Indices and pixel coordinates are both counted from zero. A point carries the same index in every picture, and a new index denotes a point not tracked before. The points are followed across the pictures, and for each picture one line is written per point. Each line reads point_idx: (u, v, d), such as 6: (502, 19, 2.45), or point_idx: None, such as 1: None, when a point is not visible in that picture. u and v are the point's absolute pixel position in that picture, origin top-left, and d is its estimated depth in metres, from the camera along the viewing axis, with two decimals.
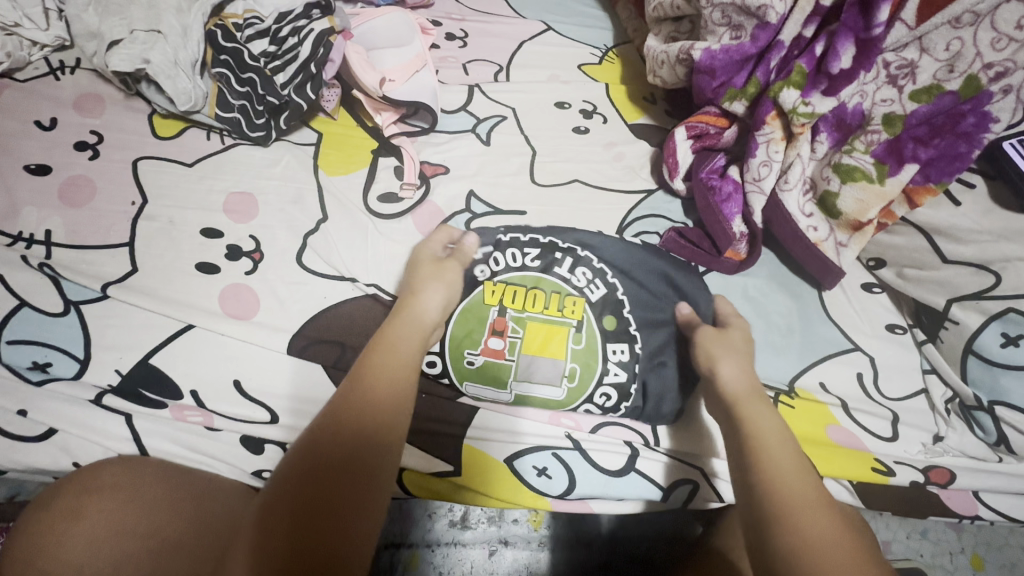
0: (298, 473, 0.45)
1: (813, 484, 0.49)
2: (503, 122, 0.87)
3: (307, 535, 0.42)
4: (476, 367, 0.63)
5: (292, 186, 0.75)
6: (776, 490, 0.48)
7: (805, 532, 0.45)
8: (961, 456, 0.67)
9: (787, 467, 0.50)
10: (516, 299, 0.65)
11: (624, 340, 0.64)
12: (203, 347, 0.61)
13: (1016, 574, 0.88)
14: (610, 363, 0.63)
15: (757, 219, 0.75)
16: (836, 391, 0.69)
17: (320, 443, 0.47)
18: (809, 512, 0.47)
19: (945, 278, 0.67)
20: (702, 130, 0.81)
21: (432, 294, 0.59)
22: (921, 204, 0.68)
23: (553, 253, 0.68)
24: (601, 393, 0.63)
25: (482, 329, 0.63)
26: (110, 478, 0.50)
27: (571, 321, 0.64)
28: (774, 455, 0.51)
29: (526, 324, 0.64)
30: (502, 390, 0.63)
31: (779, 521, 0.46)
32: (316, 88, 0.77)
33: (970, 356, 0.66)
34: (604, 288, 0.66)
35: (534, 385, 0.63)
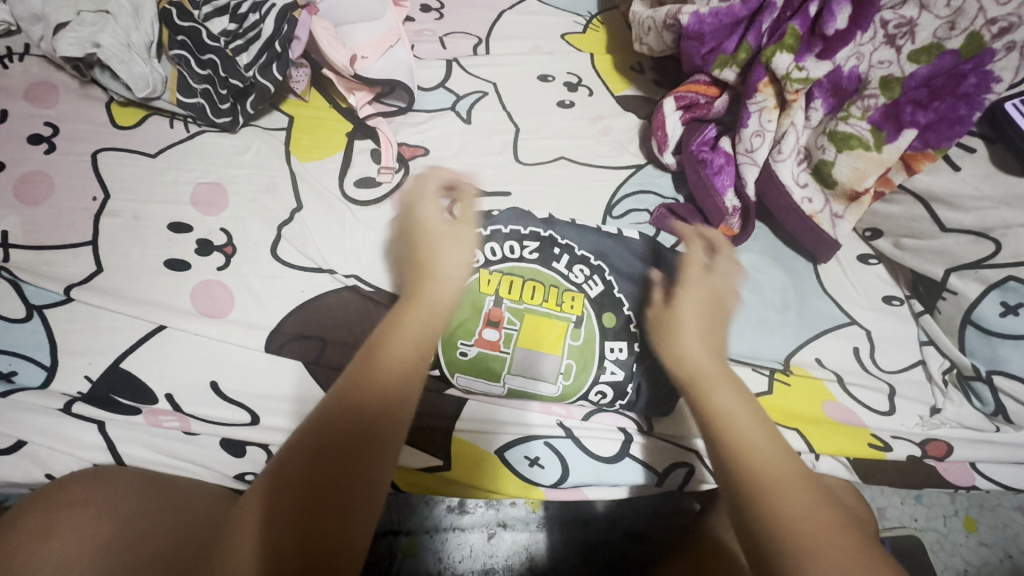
0: (296, 472, 0.42)
1: (783, 452, 0.45)
2: (484, 99, 0.83)
3: (310, 518, 0.41)
4: (469, 357, 0.60)
5: (265, 174, 0.71)
6: (753, 471, 0.43)
7: (788, 516, 0.41)
8: (959, 427, 0.66)
9: (759, 441, 0.45)
10: (512, 290, 0.62)
11: (623, 338, 0.61)
12: (176, 348, 0.58)
13: (1007, 533, 0.89)
14: (607, 361, 0.61)
15: (750, 192, 0.73)
16: (832, 366, 0.68)
17: (330, 425, 0.44)
18: (789, 488, 0.43)
19: (944, 246, 0.66)
20: (692, 100, 0.78)
21: (452, 262, 0.54)
22: (919, 170, 0.66)
23: (552, 248, 0.65)
24: (597, 390, 0.61)
25: (477, 319, 0.60)
26: (81, 494, 0.48)
27: (571, 316, 0.62)
28: (745, 430, 0.46)
29: (523, 317, 0.61)
30: (494, 383, 0.61)
31: (757, 506, 0.42)
32: (283, 68, 0.72)
33: (969, 327, 0.65)
34: (603, 286, 0.64)
35: (529, 380, 0.61)
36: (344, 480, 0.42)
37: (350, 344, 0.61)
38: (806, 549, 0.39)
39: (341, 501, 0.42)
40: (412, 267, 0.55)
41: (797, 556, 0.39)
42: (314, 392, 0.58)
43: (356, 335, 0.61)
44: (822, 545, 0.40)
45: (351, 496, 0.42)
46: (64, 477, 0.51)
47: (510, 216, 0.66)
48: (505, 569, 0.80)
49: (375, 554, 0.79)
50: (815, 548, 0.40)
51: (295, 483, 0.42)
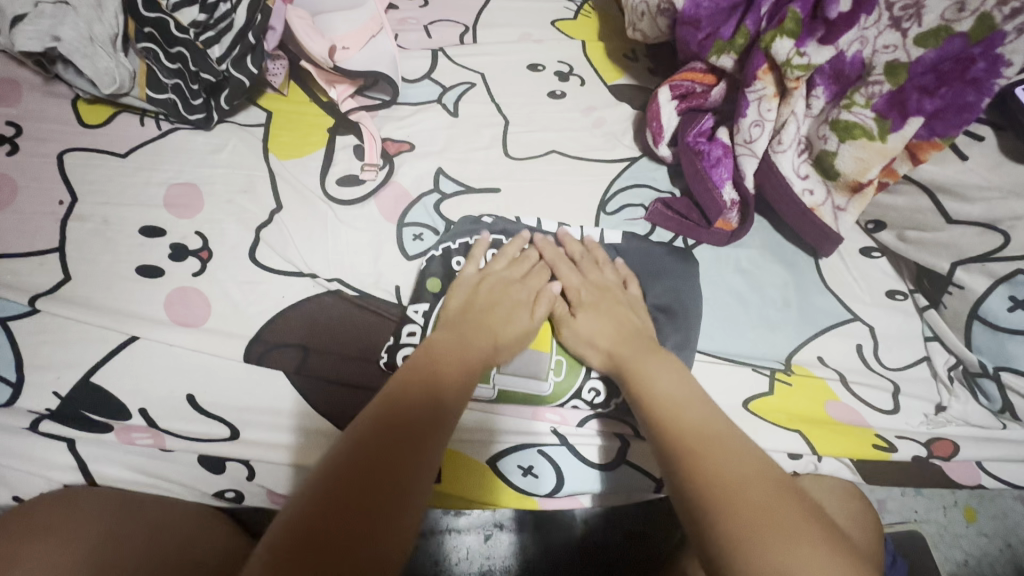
0: (323, 485, 0.38)
1: (718, 422, 0.46)
2: (472, 90, 0.80)
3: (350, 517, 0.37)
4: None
5: (242, 173, 0.68)
6: (686, 440, 0.44)
7: (713, 469, 0.42)
8: (966, 425, 0.64)
9: (693, 415, 0.47)
10: None
11: None
12: (149, 360, 0.55)
13: (1008, 524, 0.88)
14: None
15: (750, 184, 0.70)
16: (834, 364, 0.66)
17: (371, 438, 0.42)
18: (726, 453, 0.43)
19: (950, 240, 0.63)
20: (688, 89, 0.75)
21: (512, 330, 0.55)
22: (925, 160, 0.63)
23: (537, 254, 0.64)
24: (590, 387, 0.59)
25: None
26: (44, 521, 0.46)
27: None
28: (678, 406, 0.48)
29: None
30: (484, 385, 0.57)
31: (687, 467, 0.43)
32: (258, 61, 0.69)
33: (975, 322, 0.63)
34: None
35: (520, 379, 0.58)
36: (380, 482, 0.39)
37: (335, 353, 0.58)
38: (734, 498, 0.40)
39: (377, 506, 0.38)
40: (479, 306, 0.56)
41: (722, 506, 0.39)
42: (294, 404, 0.55)
43: (340, 343, 0.58)
44: (751, 491, 0.40)
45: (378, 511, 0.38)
46: (56, 491, 0.50)
47: (499, 224, 0.66)
48: (502, 571, 0.80)
49: None
50: (748, 492, 0.40)
51: (333, 484, 0.38)
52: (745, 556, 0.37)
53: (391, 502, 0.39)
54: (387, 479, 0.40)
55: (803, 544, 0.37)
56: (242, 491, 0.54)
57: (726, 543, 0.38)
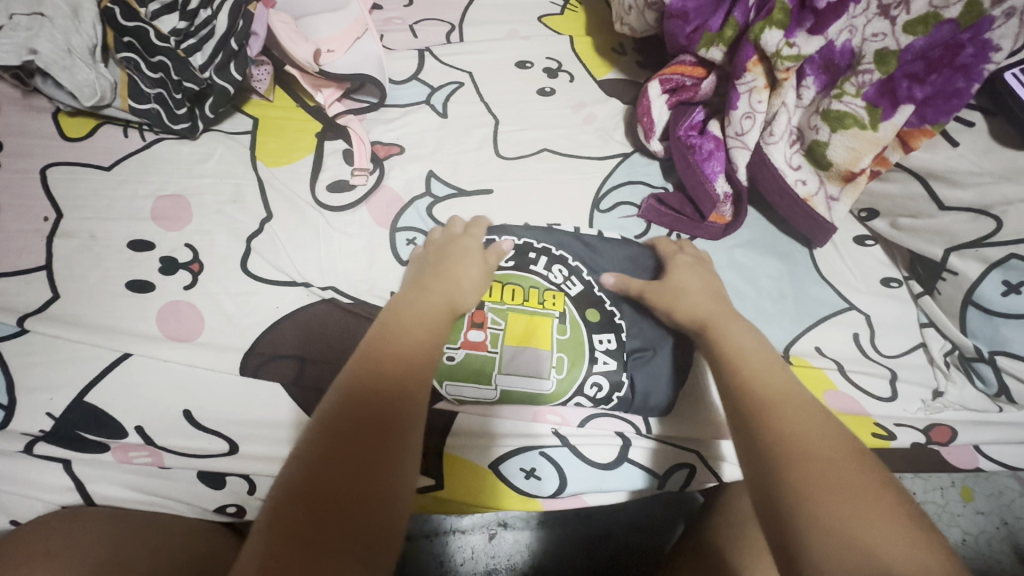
0: (326, 448, 0.39)
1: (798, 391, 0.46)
2: (460, 89, 0.79)
3: (339, 502, 0.37)
4: (457, 361, 0.58)
5: (230, 183, 0.67)
6: (758, 399, 0.45)
7: (786, 435, 0.42)
8: (962, 410, 0.65)
9: (771, 378, 0.47)
10: (493, 292, 0.61)
11: (610, 329, 0.61)
12: (142, 377, 0.54)
13: (1003, 501, 0.90)
14: (598, 352, 0.60)
15: (742, 176, 0.70)
16: (832, 354, 0.66)
17: (365, 402, 0.42)
18: (799, 415, 0.43)
19: (943, 226, 0.64)
20: (678, 83, 0.74)
21: (466, 278, 0.57)
22: (916, 147, 0.63)
23: (527, 253, 0.64)
24: (592, 382, 0.58)
25: (460, 324, 0.59)
26: (53, 537, 0.46)
27: (554, 312, 0.61)
28: (757, 368, 0.48)
29: (507, 316, 0.60)
30: (486, 386, 0.58)
31: (753, 421, 0.44)
32: (241, 67, 0.67)
33: (970, 307, 0.63)
34: (583, 285, 0.63)
35: (521, 378, 0.58)
36: (374, 443, 0.40)
37: (333, 362, 0.57)
38: (795, 456, 0.40)
39: (371, 471, 0.38)
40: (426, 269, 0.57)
41: (783, 464, 0.40)
42: (294, 415, 0.55)
43: (337, 352, 0.57)
44: (822, 453, 0.40)
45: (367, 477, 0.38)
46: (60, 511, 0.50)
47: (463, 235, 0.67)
48: (507, 569, 0.80)
49: None
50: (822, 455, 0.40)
51: (326, 446, 0.39)
52: (802, 510, 0.37)
53: (377, 480, 0.38)
54: (381, 448, 0.40)
55: (877, 515, 0.36)
56: (244, 506, 0.53)
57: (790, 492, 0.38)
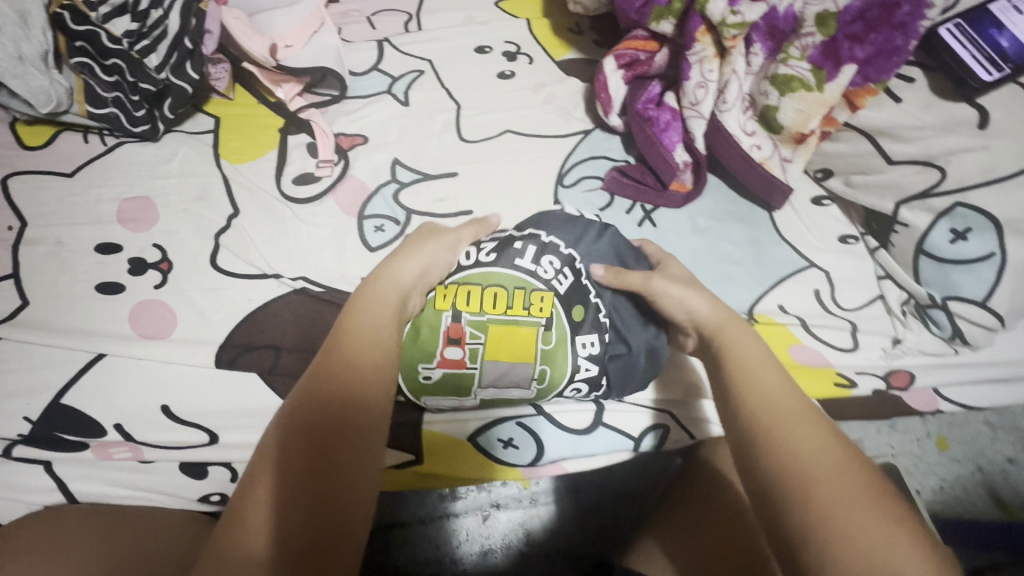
0: (296, 470, 0.41)
1: (796, 402, 0.45)
2: (421, 77, 0.80)
3: (318, 525, 0.39)
4: (434, 379, 0.58)
5: (195, 182, 0.67)
6: (762, 417, 0.44)
7: (788, 453, 0.41)
8: (920, 355, 0.67)
9: (772, 389, 0.46)
10: (471, 301, 0.59)
11: (595, 331, 0.60)
12: (119, 376, 0.55)
13: (978, 448, 0.92)
14: (582, 358, 0.59)
15: (700, 145, 0.72)
16: (795, 311, 0.68)
17: (320, 417, 0.43)
18: (799, 432, 0.43)
19: (891, 180, 0.66)
20: (633, 57, 0.76)
21: (415, 259, 0.55)
22: (862, 106, 0.66)
23: (512, 245, 0.61)
24: (572, 388, 0.60)
25: (436, 339, 0.57)
26: (58, 534, 0.47)
27: (539, 320, 0.59)
28: (759, 380, 0.47)
29: (487, 329, 0.58)
30: (465, 398, 0.59)
31: (758, 443, 0.43)
32: (198, 66, 0.68)
33: (922, 257, 0.66)
34: (573, 278, 0.61)
35: (501, 390, 0.59)
36: (335, 459, 0.41)
37: (307, 349, 0.58)
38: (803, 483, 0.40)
39: (338, 486, 0.40)
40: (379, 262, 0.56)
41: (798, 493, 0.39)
42: (272, 403, 0.56)
43: (311, 340, 0.58)
44: (824, 475, 0.40)
45: (334, 494, 0.40)
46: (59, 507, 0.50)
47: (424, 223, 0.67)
48: (501, 548, 0.82)
49: (370, 549, 0.81)
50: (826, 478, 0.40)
51: (294, 467, 0.41)
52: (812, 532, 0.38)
53: (343, 489, 0.40)
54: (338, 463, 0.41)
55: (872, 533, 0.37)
56: (227, 494, 0.53)
57: (800, 514, 0.39)
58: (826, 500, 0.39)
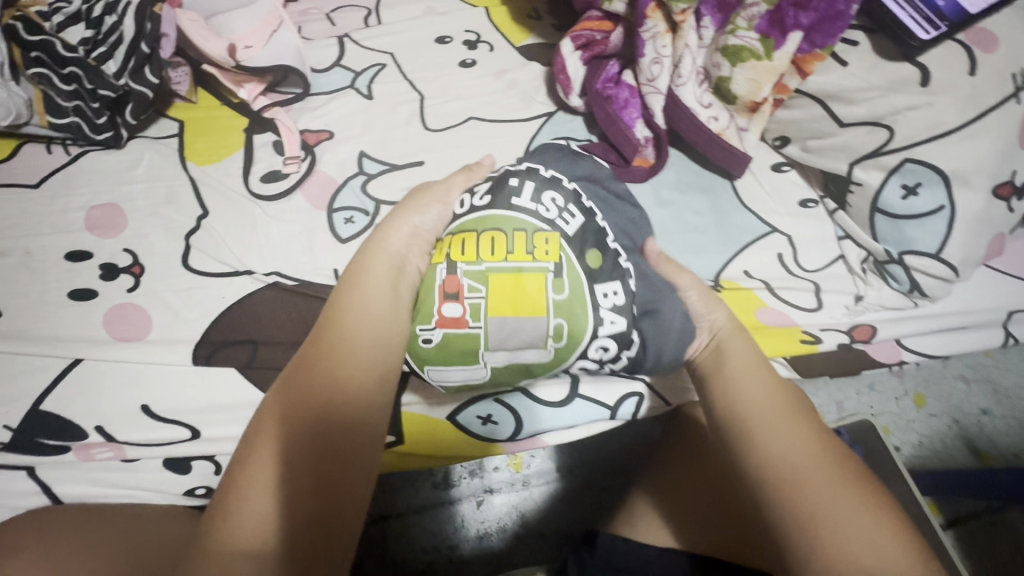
0: (300, 473, 0.42)
1: (778, 399, 0.48)
2: (383, 71, 0.81)
3: (325, 525, 0.41)
4: (436, 343, 0.56)
5: (163, 186, 0.68)
6: (747, 416, 0.47)
7: (772, 451, 0.45)
8: (882, 309, 0.70)
9: (755, 387, 0.49)
10: (466, 250, 0.58)
11: (614, 280, 0.58)
12: (97, 379, 0.55)
13: (955, 402, 0.94)
14: (604, 312, 0.57)
15: (660, 120, 0.73)
16: (759, 275, 0.70)
17: (321, 424, 0.44)
18: (782, 428, 0.46)
19: (844, 142, 0.68)
20: (589, 38, 0.77)
21: (401, 234, 0.56)
22: (811, 72, 0.68)
23: (507, 184, 0.60)
24: (598, 346, 0.58)
25: (433, 295, 0.56)
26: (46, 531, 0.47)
27: (548, 265, 0.57)
28: (742, 379, 0.50)
29: (488, 279, 0.57)
30: (474, 366, 0.57)
31: (745, 440, 0.46)
32: (157, 70, 0.68)
33: (877, 215, 0.67)
34: (581, 215, 0.60)
35: (515, 350, 0.57)
36: (338, 464, 0.43)
37: (282, 342, 0.59)
38: (787, 479, 0.43)
39: (341, 489, 0.43)
40: (369, 242, 0.56)
41: (784, 487, 0.43)
42: (252, 396, 0.57)
43: (286, 333, 0.59)
44: (804, 469, 0.44)
45: (339, 494, 0.42)
46: (56, 506, 0.50)
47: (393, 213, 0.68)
48: (498, 532, 0.84)
49: (368, 541, 0.83)
50: (806, 472, 0.43)
51: (300, 472, 0.42)
52: (792, 521, 0.42)
53: (347, 491, 0.43)
54: (343, 465, 0.43)
55: (850, 522, 0.41)
56: (212, 486, 0.54)
57: (783, 506, 0.43)
58: (805, 492, 0.42)
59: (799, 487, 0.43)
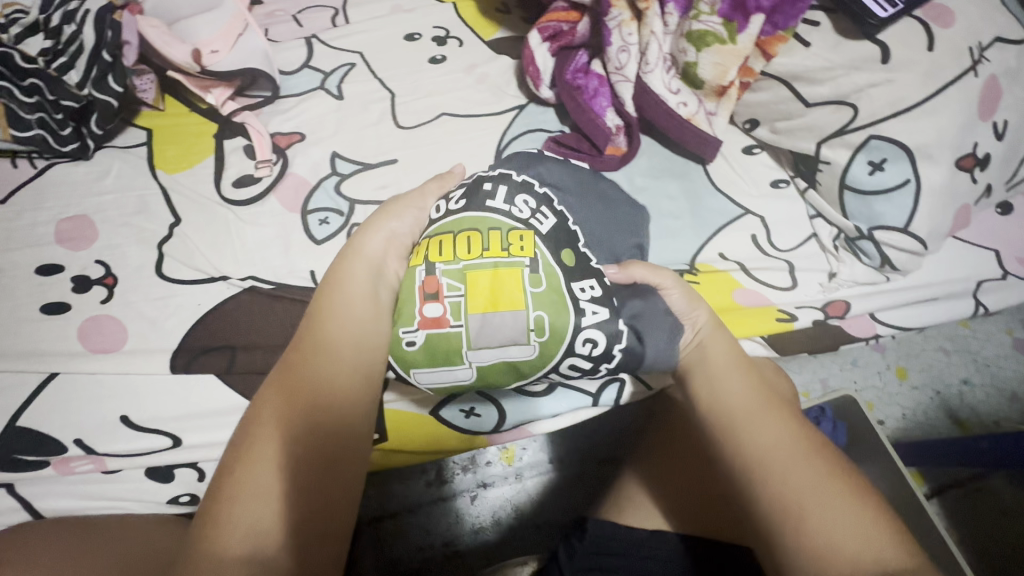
0: (292, 485, 0.43)
1: (757, 394, 0.49)
2: (353, 70, 0.80)
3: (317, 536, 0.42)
4: (419, 346, 0.53)
5: (133, 196, 0.67)
6: (728, 411, 0.48)
7: (752, 444, 0.46)
8: (855, 285, 0.71)
9: (734, 382, 0.50)
10: (443, 250, 0.54)
11: (590, 275, 0.55)
12: (74, 392, 0.55)
13: (936, 373, 0.95)
14: (584, 303, 0.54)
15: (630, 108, 0.74)
16: (734, 257, 0.71)
17: (310, 439, 0.44)
18: (761, 422, 0.47)
19: (811, 122, 0.69)
20: (556, 29, 0.78)
21: (380, 242, 0.56)
22: (774, 54, 0.68)
23: (480, 186, 0.58)
24: (583, 340, 0.53)
25: (413, 297, 0.53)
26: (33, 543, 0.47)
27: (524, 260, 0.54)
28: (723, 376, 0.51)
29: (467, 277, 0.53)
30: (459, 366, 0.53)
31: (726, 432, 0.47)
32: (120, 78, 0.68)
33: (846, 192, 0.68)
34: (554, 216, 0.57)
35: (499, 349, 0.53)
36: (326, 476, 0.44)
37: (259, 346, 0.59)
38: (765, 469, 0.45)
39: (329, 500, 0.44)
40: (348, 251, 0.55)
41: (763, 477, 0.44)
42: (232, 401, 0.56)
43: (264, 337, 0.59)
44: (783, 460, 0.45)
45: (328, 505, 0.43)
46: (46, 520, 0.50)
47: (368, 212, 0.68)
48: (492, 526, 0.84)
49: (363, 542, 0.83)
50: (785, 464, 0.45)
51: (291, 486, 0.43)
52: (772, 508, 0.43)
53: (336, 502, 0.44)
54: (331, 478, 0.44)
55: (825, 509, 0.42)
56: (196, 493, 0.54)
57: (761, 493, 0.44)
58: (784, 481, 0.44)
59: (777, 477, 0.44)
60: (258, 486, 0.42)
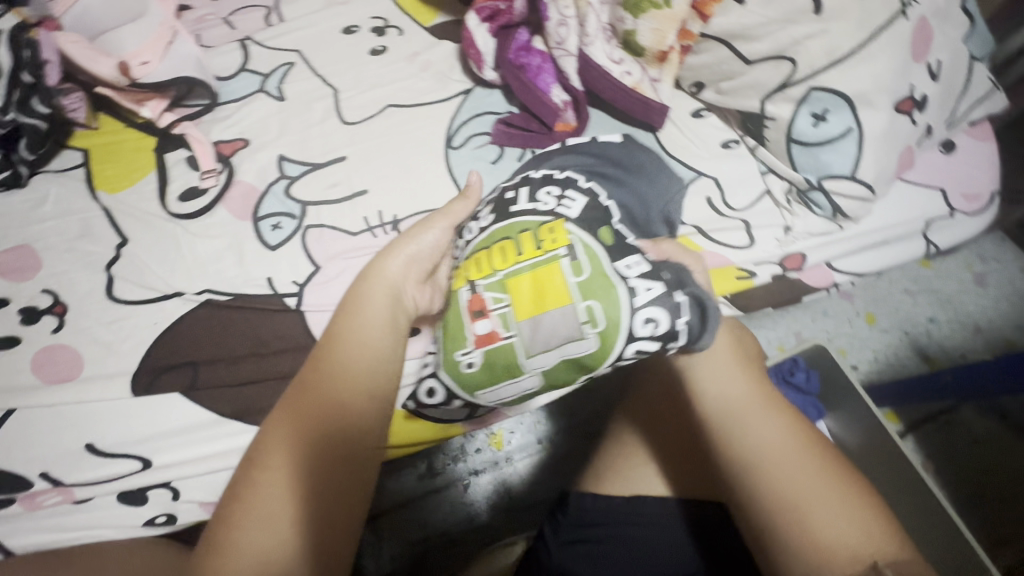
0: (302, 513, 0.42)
1: (753, 389, 0.49)
2: (292, 69, 0.78)
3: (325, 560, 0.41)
4: (479, 363, 0.53)
5: (74, 220, 0.65)
6: (722, 409, 0.48)
7: (746, 441, 0.45)
8: (811, 236, 0.73)
9: (730, 379, 0.49)
10: (482, 265, 0.55)
11: (630, 251, 0.53)
12: (32, 425, 0.54)
13: (903, 314, 0.98)
14: (634, 280, 0.51)
15: (575, 82, 0.74)
16: (691, 221, 0.72)
17: (317, 463, 0.43)
18: (756, 418, 0.46)
19: (754, 79, 0.69)
20: (493, 9, 0.76)
21: (398, 259, 0.54)
22: (711, 15, 0.68)
23: (504, 198, 0.58)
24: (643, 319, 0.50)
25: (463, 318, 0.54)
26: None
27: (560, 251, 0.52)
28: (718, 374, 0.50)
29: (507, 286, 0.53)
30: (521, 376, 0.53)
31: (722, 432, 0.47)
32: (46, 99, 0.68)
33: (793, 145, 0.69)
34: (582, 198, 0.56)
35: (557, 349, 0.51)
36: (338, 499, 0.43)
37: (222, 359, 0.58)
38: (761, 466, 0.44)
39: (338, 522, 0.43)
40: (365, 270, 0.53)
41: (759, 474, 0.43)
42: (200, 417, 0.56)
43: (225, 350, 0.59)
44: (779, 457, 0.44)
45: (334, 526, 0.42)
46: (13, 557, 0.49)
47: (322, 212, 0.67)
48: (487, 511, 0.85)
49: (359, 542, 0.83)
50: (779, 460, 0.44)
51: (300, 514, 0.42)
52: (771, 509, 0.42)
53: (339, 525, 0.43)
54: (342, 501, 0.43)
55: (828, 506, 0.41)
56: (173, 512, 0.53)
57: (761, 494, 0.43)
58: (782, 477, 0.43)
59: (774, 474, 0.43)
60: (266, 513, 0.41)
